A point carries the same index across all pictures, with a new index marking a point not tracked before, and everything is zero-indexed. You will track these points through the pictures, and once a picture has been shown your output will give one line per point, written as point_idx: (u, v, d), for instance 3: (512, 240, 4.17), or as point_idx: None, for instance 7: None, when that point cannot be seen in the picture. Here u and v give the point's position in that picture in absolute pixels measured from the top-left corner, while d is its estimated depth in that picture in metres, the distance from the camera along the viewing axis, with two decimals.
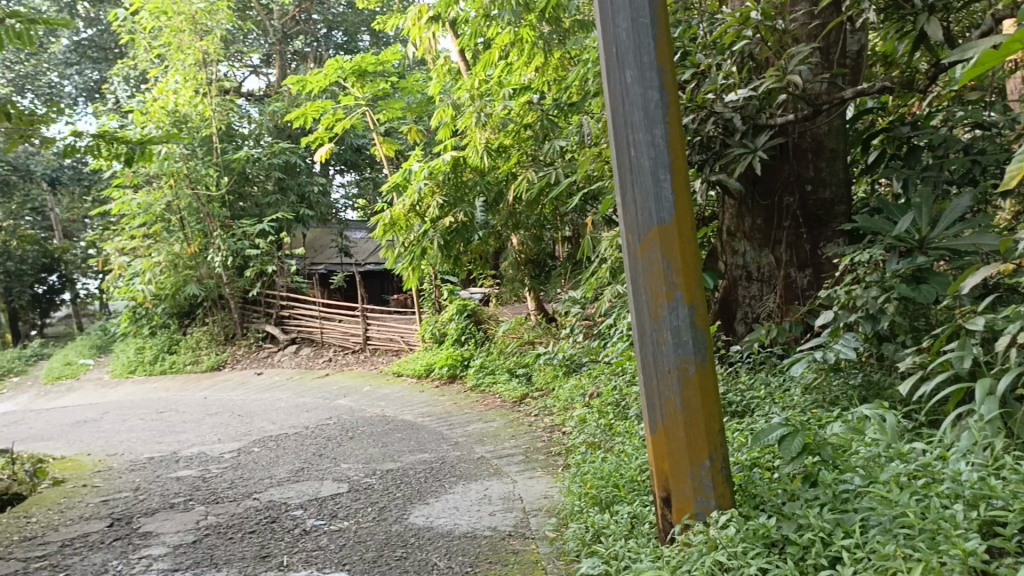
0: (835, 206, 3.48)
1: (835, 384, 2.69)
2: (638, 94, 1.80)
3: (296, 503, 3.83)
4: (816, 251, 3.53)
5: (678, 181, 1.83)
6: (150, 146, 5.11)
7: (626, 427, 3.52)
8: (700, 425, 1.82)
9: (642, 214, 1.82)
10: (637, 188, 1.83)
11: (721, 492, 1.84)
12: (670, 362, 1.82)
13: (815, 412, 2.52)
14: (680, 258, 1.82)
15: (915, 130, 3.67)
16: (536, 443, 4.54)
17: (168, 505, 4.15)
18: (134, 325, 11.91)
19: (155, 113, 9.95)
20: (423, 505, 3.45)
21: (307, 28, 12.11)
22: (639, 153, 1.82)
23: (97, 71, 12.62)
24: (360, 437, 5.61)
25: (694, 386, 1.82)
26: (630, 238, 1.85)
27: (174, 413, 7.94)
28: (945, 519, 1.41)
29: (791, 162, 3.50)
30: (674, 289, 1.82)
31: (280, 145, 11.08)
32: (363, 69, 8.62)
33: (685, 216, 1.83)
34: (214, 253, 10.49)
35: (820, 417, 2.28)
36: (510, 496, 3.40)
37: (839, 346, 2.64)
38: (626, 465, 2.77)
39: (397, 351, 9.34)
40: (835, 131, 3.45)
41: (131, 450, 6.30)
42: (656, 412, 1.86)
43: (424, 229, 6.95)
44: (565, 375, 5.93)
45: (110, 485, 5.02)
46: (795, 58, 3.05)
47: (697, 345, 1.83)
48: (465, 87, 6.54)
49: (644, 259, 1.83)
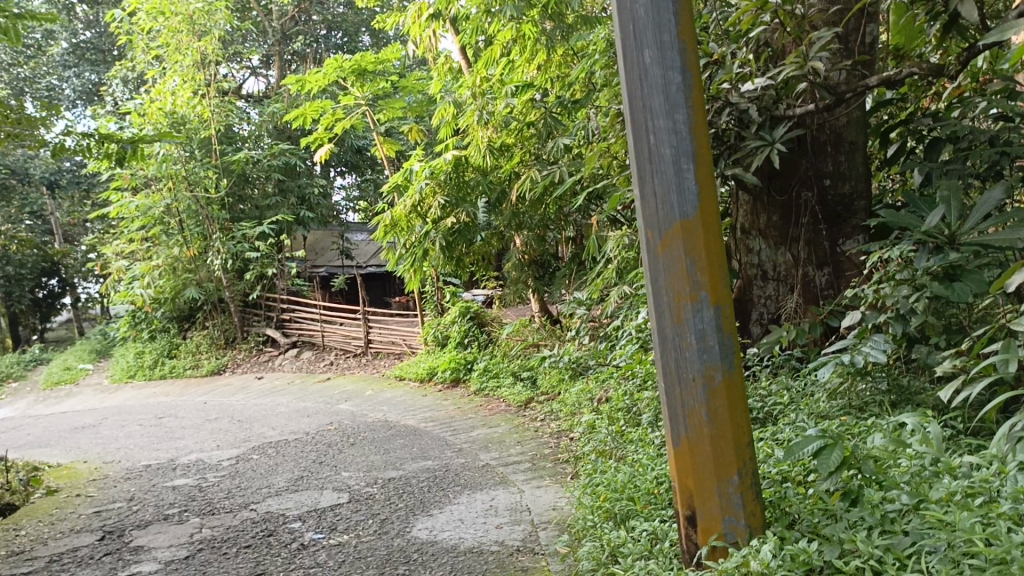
0: (854, 201, 3.34)
1: (863, 389, 2.54)
2: (658, 76, 1.65)
3: (294, 514, 3.68)
4: (835, 248, 3.38)
5: (701, 171, 1.67)
6: (142, 144, 4.95)
7: (639, 435, 3.37)
8: (727, 438, 1.67)
9: (662, 207, 1.67)
10: (657, 178, 1.67)
11: (751, 511, 1.69)
12: (695, 369, 1.67)
13: (845, 419, 2.36)
14: (704, 256, 1.67)
15: (938, 122, 3.53)
16: (543, 449, 4.39)
17: (163, 516, 4.00)
18: (133, 329, 11.78)
19: (152, 114, 9.83)
20: (427, 516, 3.31)
21: (307, 29, 11.98)
22: (659, 140, 1.66)
23: (94, 72, 12.43)
24: (361, 444, 5.47)
25: (720, 395, 1.67)
26: (650, 234, 1.70)
27: (173, 419, 7.80)
28: (1016, 548, 1.26)
29: (809, 156, 3.35)
30: (698, 290, 1.67)
31: (280, 147, 10.88)
32: (362, 68, 8.48)
33: (709, 210, 1.68)
34: (213, 256, 10.37)
35: (852, 426, 2.13)
36: (516, 507, 3.25)
37: (867, 349, 2.47)
38: (641, 475, 2.62)
39: (399, 354, 9.20)
40: (855, 123, 3.30)
41: (127, 457, 6.16)
42: (679, 423, 1.70)
43: (426, 230, 6.82)
44: (571, 379, 5.78)
45: (104, 494, 4.88)
46: (816, 43, 2.89)
47: (723, 351, 1.68)
48: (466, 85, 6.40)
49: (665, 257, 1.68)
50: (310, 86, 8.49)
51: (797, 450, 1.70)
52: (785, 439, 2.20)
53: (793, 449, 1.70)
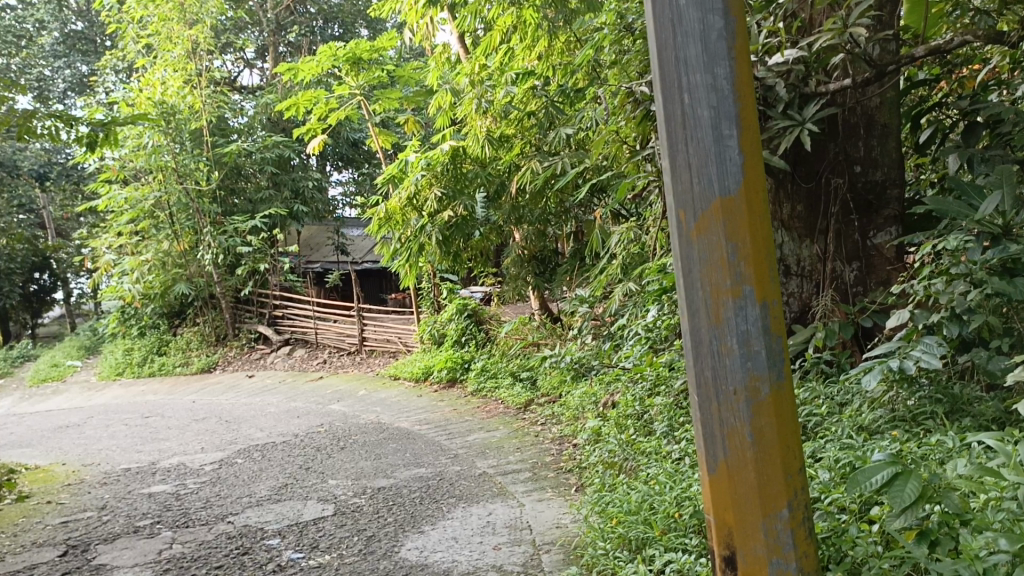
0: (887, 190, 3.05)
1: (911, 399, 2.25)
2: (695, 21, 1.35)
3: (273, 529, 3.38)
4: (865, 241, 3.09)
5: (746, 138, 1.37)
6: (113, 127, 4.63)
7: (653, 447, 3.08)
8: (775, 465, 1.37)
9: (698, 182, 1.36)
10: (692, 144, 1.36)
11: (803, 551, 1.40)
12: (737, 380, 1.37)
13: (893, 435, 2.08)
14: (748, 243, 1.36)
15: (977, 104, 3.24)
16: (545, 457, 4.09)
17: (132, 529, 3.70)
18: (122, 326, 11.43)
19: (141, 104, 9.43)
20: (417, 534, 3.01)
21: (302, 20, 11.62)
22: (697, 97, 1.35)
23: (86, 63, 12.08)
24: (351, 448, 5.16)
25: (767, 412, 1.37)
26: (681, 216, 1.39)
27: (160, 418, 7.50)
28: None
29: (838, 140, 3.07)
30: (742, 283, 1.36)
31: (274, 138, 10.43)
32: (357, 57, 8.16)
33: (755, 186, 1.37)
34: (204, 250, 10.13)
35: (914, 450, 1.85)
36: (517, 524, 2.95)
37: (919, 353, 2.15)
38: (659, 496, 2.32)
39: (395, 352, 8.90)
40: (888, 104, 3.02)
41: (108, 460, 5.85)
42: (716, 446, 1.40)
43: (421, 223, 6.53)
44: (573, 381, 5.46)
45: (75, 502, 4.57)
46: (855, 9, 2.59)
47: (770, 358, 1.38)
48: (464, 72, 6.04)
49: (701, 242, 1.37)
50: (303, 75, 8.17)
51: (863, 480, 1.47)
52: (831, 461, 1.93)
53: (858, 479, 1.47)
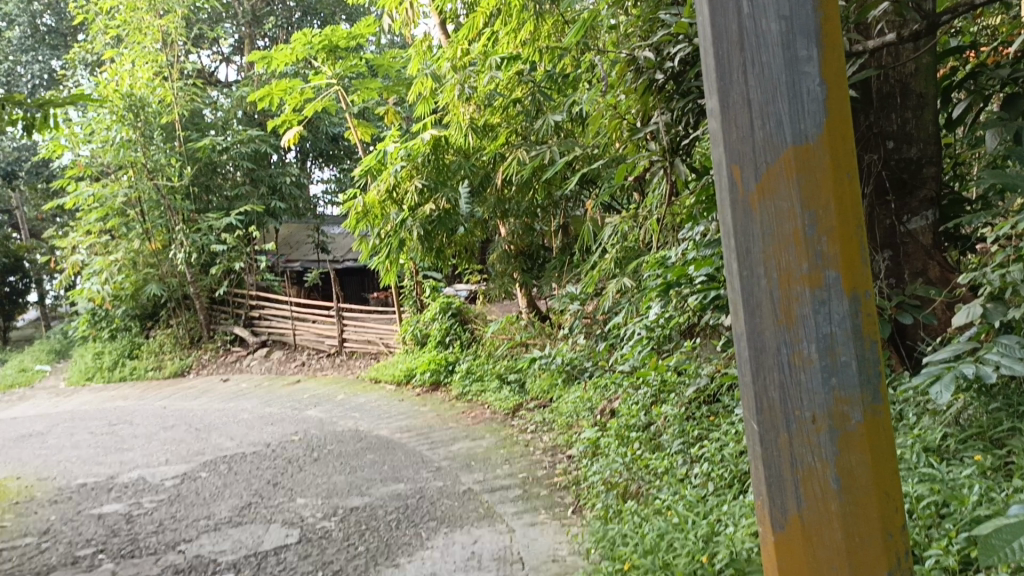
0: (924, 168, 2.66)
1: (989, 414, 1.99)
2: None
3: (228, 561, 2.96)
4: (899, 227, 2.71)
5: (831, 65, 0.97)
6: (51, 107, 4.08)
7: (665, 466, 2.73)
8: (872, 521, 0.97)
9: (762, 124, 0.97)
10: (753, 71, 0.97)
11: None
12: (818, 404, 0.98)
13: (981, 459, 1.84)
14: (834, 209, 0.97)
15: (1018, 72, 2.72)
16: (537, 469, 3.71)
17: (70, 560, 3.25)
18: (93, 328, 10.78)
19: (107, 96, 8.87)
20: (391, 569, 2.62)
21: (278, 10, 11.08)
22: (760, 5, 0.96)
23: (56, 58, 11.40)
24: (326, 460, 4.74)
25: (861, 447, 0.98)
26: (738, 175, 0.99)
27: (127, 427, 6.99)
28: None
29: (872, 111, 2.68)
30: (823, 268, 0.97)
31: (250, 131, 9.92)
32: (333, 44, 7.70)
33: (843, 130, 0.97)
34: (176, 249, 9.56)
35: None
36: (506, 556, 2.56)
37: (996, 355, 1.76)
38: (679, 533, 2.07)
39: (376, 353, 8.50)
40: (925, 71, 2.62)
41: (64, 474, 5.38)
42: (786, 496, 1.00)
43: (402, 217, 6.07)
44: (564, 386, 5.05)
45: (17, 525, 4.10)
46: None
47: (864, 374, 0.98)
48: (446, 56, 5.55)
49: (765, 210, 0.97)
50: (276, 64, 7.64)
51: (1003, 547, 1.11)
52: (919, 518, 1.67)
53: (995, 546, 1.12)
